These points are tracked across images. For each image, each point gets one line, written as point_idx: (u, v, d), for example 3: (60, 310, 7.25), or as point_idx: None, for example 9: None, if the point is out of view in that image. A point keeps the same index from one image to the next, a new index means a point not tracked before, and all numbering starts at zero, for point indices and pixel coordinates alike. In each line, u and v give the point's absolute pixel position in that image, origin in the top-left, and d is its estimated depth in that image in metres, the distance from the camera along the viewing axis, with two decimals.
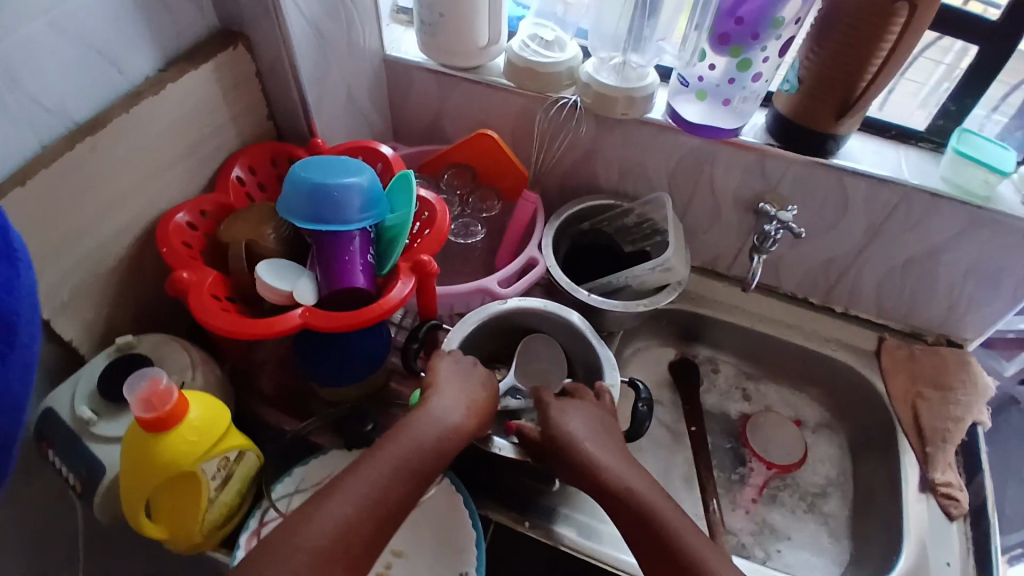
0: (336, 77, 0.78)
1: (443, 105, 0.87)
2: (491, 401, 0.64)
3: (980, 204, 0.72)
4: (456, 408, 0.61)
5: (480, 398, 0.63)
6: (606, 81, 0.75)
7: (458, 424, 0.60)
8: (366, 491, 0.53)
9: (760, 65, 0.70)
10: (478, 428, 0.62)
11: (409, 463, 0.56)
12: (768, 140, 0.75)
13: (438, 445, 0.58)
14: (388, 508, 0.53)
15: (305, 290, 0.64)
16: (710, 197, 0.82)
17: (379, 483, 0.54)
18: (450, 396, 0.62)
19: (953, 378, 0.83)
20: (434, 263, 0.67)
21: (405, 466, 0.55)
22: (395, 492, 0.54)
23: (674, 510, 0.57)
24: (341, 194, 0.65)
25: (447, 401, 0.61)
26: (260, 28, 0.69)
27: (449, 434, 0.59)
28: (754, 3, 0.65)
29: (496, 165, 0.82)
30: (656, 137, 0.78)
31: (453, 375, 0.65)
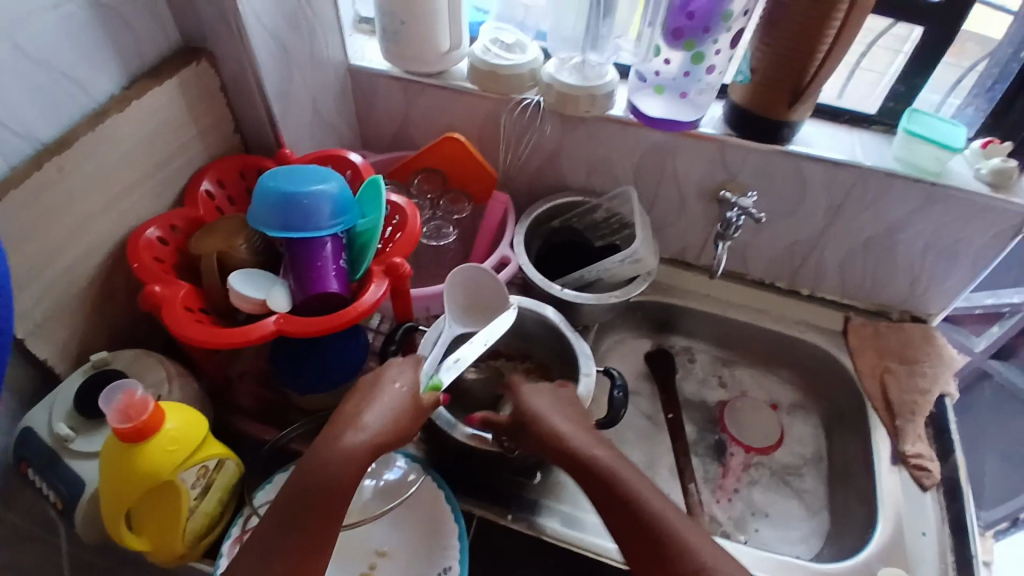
0: (301, 88, 0.79)
1: (409, 112, 0.88)
2: (407, 406, 0.59)
3: (932, 180, 0.75)
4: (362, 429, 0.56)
5: (392, 407, 0.58)
6: (567, 81, 0.77)
7: (358, 447, 0.55)
8: (269, 544, 0.53)
9: (713, 58, 0.72)
10: (392, 439, 0.57)
11: (301, 505, 0.53)
12: (727, 130, 0.78)
13: (333, 477, 0.54)
14: (293, 561, 0.52)
15: (279, 298, 0.65)
16: (674, 190, 0.84)
17: (280, 535, 0.53)
18: (371, 416, 0.57)
19: (919, 352, 0.86)
20: (406, 265, 0.68)
21: (298, 509, 0.53)
22: (297, 541, 0.53)
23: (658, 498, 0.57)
24: (310, 202, 0.66)
25: (360, 426, 0.56)
26: (223, 42, 0.69)
27: (346, 461, 0.54)
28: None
29: (464, 169, 0.84)
30: (619, 133, 0.80)
31: (368, 387, 0.60)
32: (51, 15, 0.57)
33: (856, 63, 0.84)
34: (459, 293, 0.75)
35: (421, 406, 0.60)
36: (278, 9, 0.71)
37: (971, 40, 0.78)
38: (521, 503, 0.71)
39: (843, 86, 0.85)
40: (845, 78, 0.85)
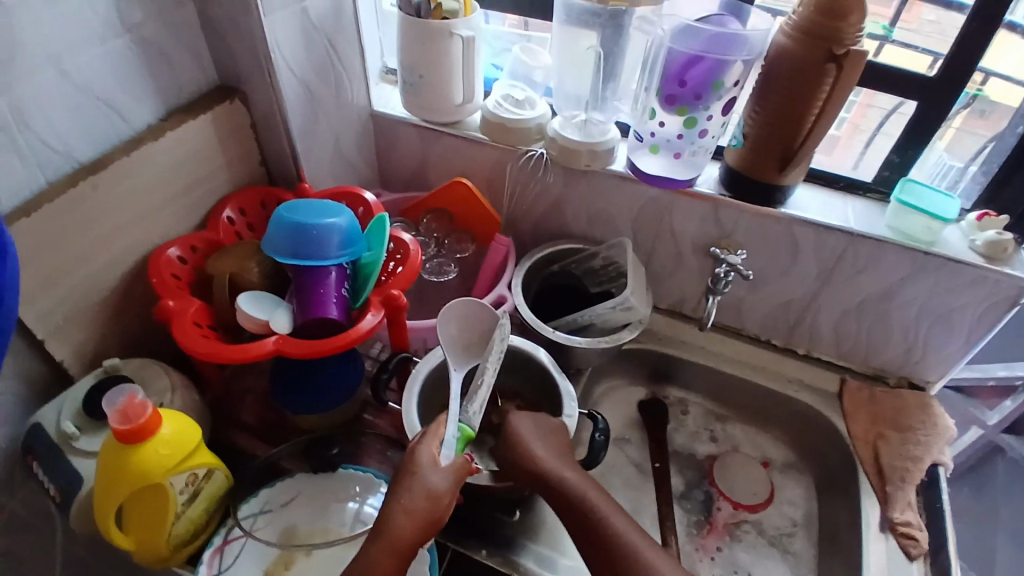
0: (325, 128, 0.85)
1: (425, 156, 0.93)
2: (433, 502, 0.59)
3: (924, 248, 0.76)
4: (388, 530, 0.58)
5: (415, 505, 0.59)
6: (569, 136, 0.82)
7: (383, 554, 0.57)
8: None
9: (706, 123, 0.76)
10: (420, 538, 0.58)
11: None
12: (722, 190, 0.81)
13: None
14: None
15: (281, 320, 0.69)
16: (671, 242, 0.87)
17: None
18: (397, 515, 0.58)
19: (914, 419, 0.86)
20: (403, 297, 0.73)
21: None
22: None
23: (637, 534, 0.62)
24: (320, 233, 0.71)
25: (392, 527, 0.58)
26: (254, 84, 0.76)
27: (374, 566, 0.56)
28: (696, 69, 0.72)
29: (470, 211, 0.88)
30: (618, 187, 0.84)
31: (400, 479, 0.61)
32: (99, 50, 0.64)
33: (875, 131, 0.85)
34: (452, 325, 0.75)
35: (453, 489, 0.61)
36: (308, 58, 0.78)
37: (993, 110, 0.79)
38: (496, 537, 0.72)
39: (859, 156, 0.87)
40: (862, 148, 0.87)
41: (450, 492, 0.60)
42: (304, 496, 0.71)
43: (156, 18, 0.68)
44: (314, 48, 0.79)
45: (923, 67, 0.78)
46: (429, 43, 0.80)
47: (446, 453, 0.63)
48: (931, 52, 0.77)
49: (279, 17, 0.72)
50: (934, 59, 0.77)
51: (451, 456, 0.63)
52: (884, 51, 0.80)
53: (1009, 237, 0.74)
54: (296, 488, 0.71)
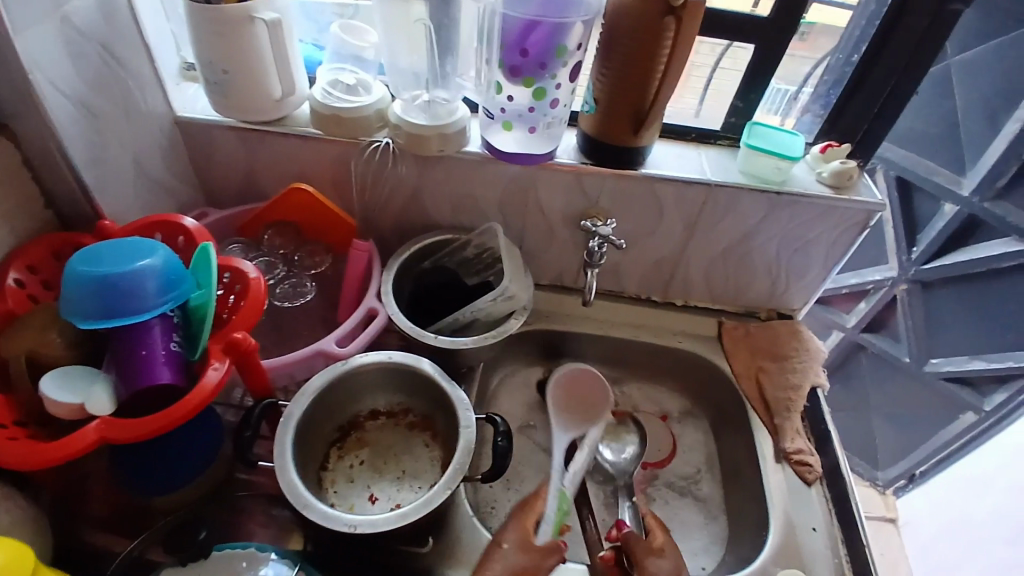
0: (119, 151, 0.70)
1: (253, 163, 0.81)
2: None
3: (775, 189, 0.78)
4: None
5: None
6: (415, 121, 0.74)
7: None
8: None
9: (555, 92, 0.71)
10: None
11: None
12: (581, 158, 0.77)
13: None
14: None
15: (101, 400, 0.57)
16: (540, 218, 0.83)
17: None
18: None
19: (788, 347, 0.90)
20: (251, 338, 0.63)
21: None
22: None
23: None
24: (129, 284, 0.59)
25: None
26: (16, 115, 0.61)
27: None
28: (536, 35, 0.66)
29: (320, 217, 0.79)
30: (475, 168, 0.78)
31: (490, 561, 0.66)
32: None
33: (710, 75, 0.84)
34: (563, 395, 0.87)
35: (540, 568, 0.65)
36: (79, 72, 0.63)
37: (817, 30, 0.80)
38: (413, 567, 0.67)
39: (700, 103, 0.87)
40: (700, 95, 0.86)
41: (533, 570, 0.65)
42: None
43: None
44: (84, 58, 0.64)
45: (747, 6, 0.78)
46: (232, 37, 0.67)
47: (542, 531, 0.69)
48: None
49: (32, 29, 0.57)
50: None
51: (548, 531, 0.69)
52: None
53: (852, 164, 0.78)
54: None
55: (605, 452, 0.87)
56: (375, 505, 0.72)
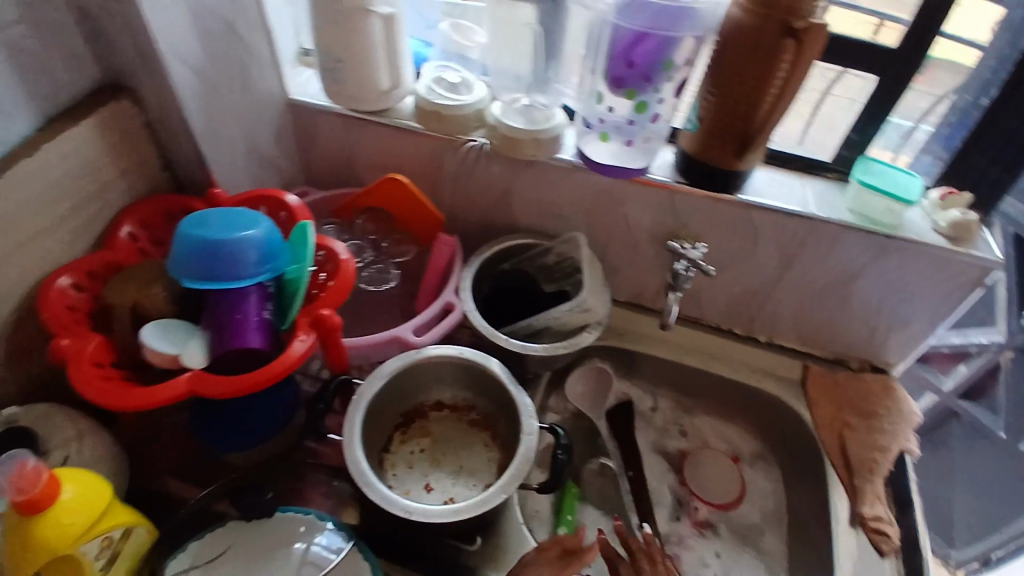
0: (235, 128, 0.75)
1: (354, 150, 0.84)
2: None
3: (886, 232, 0.73)
4: None
5: None
6: (512, 123, 0.74)
7: None
8: None
9: (658, 107, 0.70)
10: None
11: None
12: (677, 177, 0.76)
13: None
14: None
15: (195, 353, 0.61)
16: (627, 233, 0.81)
17: None
18: None
19: (878, 404, 0.83)
20: (337, 317, 0.65)
21: None
22: None
23: None
24: (232, 250, 0.63)
25: None
26: (145, 81, 0.65)
27: None
28: (646, 47, 0.65)
29: (407, 212, 0.80)
30: (566, 176, 0.77)
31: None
32: None
33: (818, 105, 0.82)
34: (580, 388, 0.89)
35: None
36: (205, 49, 0.67)
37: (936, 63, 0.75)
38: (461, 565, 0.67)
39: (805, 128, 0.83)
40: (806, 120, 0.83)
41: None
42: (238, 546, 0.63)
43: (16, 14, 0.57)
44: (210, 35, 0.67)
45: (867, 33, 0.74)
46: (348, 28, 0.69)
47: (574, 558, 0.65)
48: (878, 14, 0.73)
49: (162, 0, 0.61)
50: (873, 26, 0.74)
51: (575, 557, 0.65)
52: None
53: (973, 217, 0.71)
54: (229, 536, 0.64)
55: (659, 481, 0.86)
56: (429, 495, 0.73)
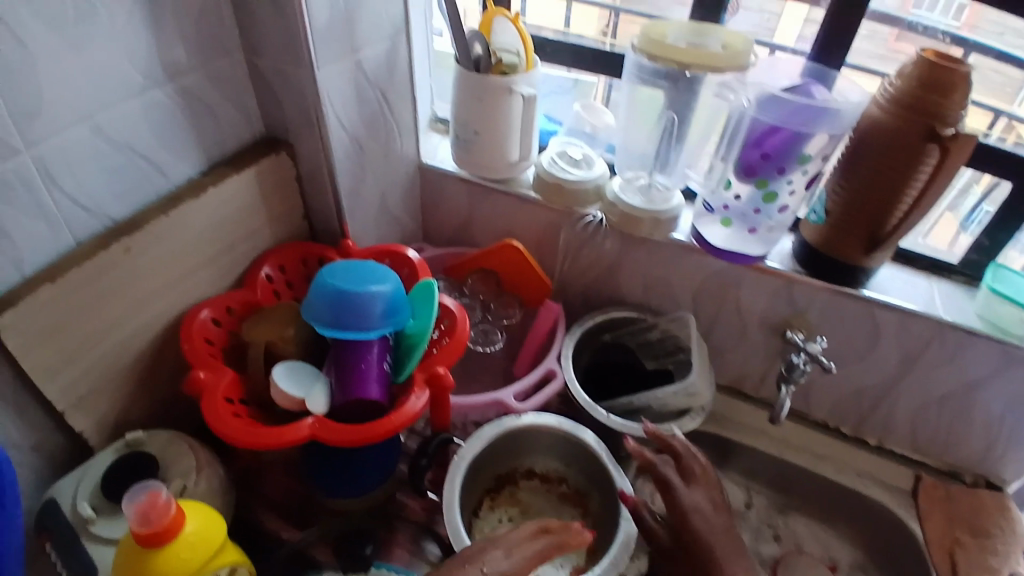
0: (371, 186, 0.80)
1: (472, 213, 0.88)
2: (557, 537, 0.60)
3: (1016, 341, 0.69)
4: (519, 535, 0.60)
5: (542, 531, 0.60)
6: (631, 202, 0.76)
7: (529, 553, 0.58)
8: None
9: (787, 198, 0.70)
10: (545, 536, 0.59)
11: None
12: (796, 267, 0.75)
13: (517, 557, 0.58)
14: None
15: (319, 399, 0.64)
16: (736, 317, 0.81)
17: None
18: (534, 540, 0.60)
19: (995, 526, 0.78)
20: (451, 377, 0.67)
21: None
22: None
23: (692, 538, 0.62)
24: (362, 302, 0.66)
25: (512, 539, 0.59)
26: (302, 138, 0.71)
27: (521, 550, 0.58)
28: (784, 140, 0.66)
29: (520, 277, 0.83)
30: (680, 256, 0.78)
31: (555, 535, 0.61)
32: (137, 99, 0.59)
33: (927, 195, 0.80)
34: None
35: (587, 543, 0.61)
36: (359, 113, 0.73)
37: None
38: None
39: None
40: None
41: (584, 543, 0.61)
42: None
43: (201, 71, 0.63)
44: (365, 101, 0.73)
45: (982, 126, 0.76)
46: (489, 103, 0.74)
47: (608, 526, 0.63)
48: (986, 107, 0.75)
49: (333, 68, 0.67)
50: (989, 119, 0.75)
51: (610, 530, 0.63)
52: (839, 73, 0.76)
53: None
54: None
55: None
56: None
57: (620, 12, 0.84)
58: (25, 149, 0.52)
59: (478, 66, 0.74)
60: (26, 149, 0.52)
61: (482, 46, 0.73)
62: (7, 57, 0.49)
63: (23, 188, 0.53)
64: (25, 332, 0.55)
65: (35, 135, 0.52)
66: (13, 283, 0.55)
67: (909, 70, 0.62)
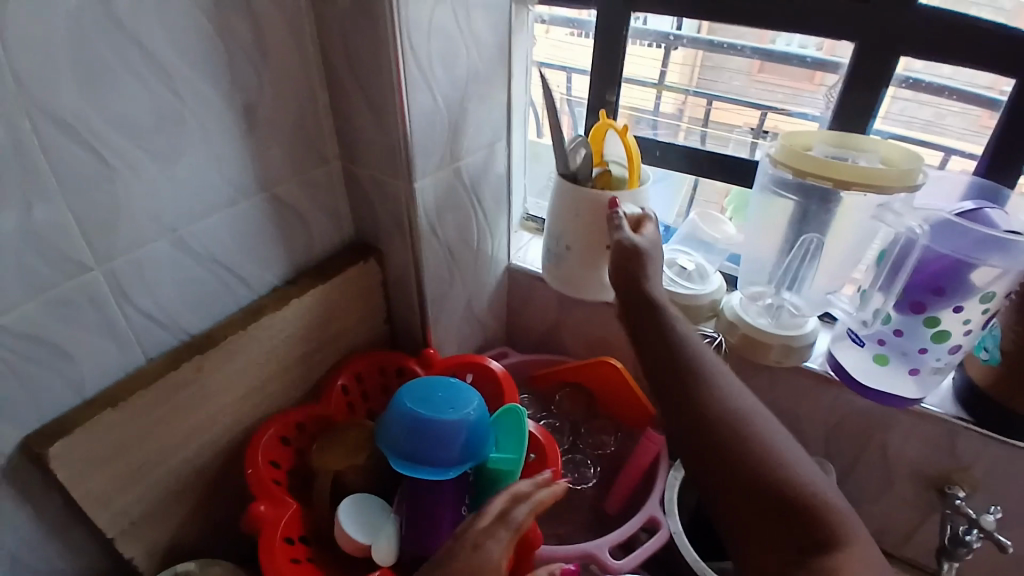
0: (459, 292, 0.73)
1: (562, 319, 0.80)
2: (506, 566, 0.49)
3: None
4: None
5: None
6: (759, 323, 0.65)
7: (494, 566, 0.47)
8: None
9: (962, 338, 0.60)
10: None
11: None
12: (960, 412, 0.62)
13: None
14: None
15: (386, 548, 0.56)
16: (877, 460, 0.68)
17: None
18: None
19: None
20: (538, 530, 0.57)
21: None
22: None
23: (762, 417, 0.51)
24: (444, 435, 0.57)
25: None
26: (392, 244, 0.66)
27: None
28: (963, 274, 0.56)
29: (619, 399, 0.74)
30: (811, 389, 0.67)
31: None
32: (225, 210, 0.55)
33: None
34: None
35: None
36: (453, 218, 0.67)
37: None
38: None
39: None
40: None
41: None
42: None
43: (292, 177, 0.59)
44: (461, 206, 0.68)
45: None
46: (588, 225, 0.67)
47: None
48: None
49: (431, 178, 0.62)
50: None
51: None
52: (951, 162, 0.68)
53: None
54: None
55: None
56: None
57: (710, 99, 0.78)
58: (98, 265, 0.48)
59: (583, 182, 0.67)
60: (100, 266, 0.48)
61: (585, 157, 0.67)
62: (92, 174, 0.45)
63: (95, 307, 0.49)
64: (80, 465, 0.49)
65: (112, 252, 0.48)
66: (71, 407, 0.50)
67: None
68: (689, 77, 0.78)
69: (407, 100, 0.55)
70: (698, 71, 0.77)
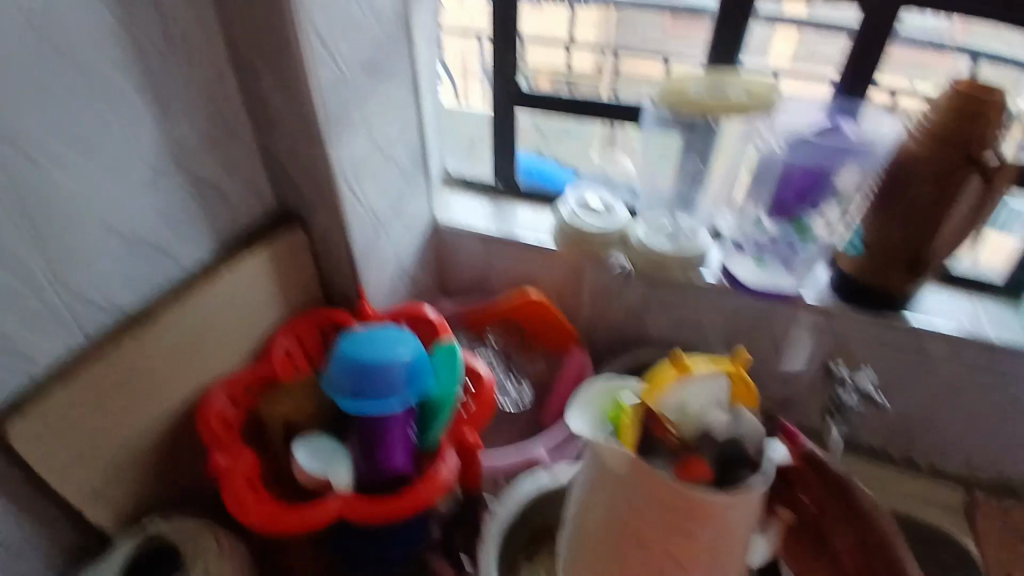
0: (384, 248, 0.77)
1: (489, 262, 0.86)
2: None
3: None
4: None
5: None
6: (658, 246, 0.74)
7: None
8: None
9: (822, 235, 0.72)
10: None
11: None
12: (834, 301, 0.72)
13: None
14: None
15: (342, 475, 0.62)
16: (773, 350, 0.78)
17: None
18: None
19: None
20: (476, 438, 0.68)
21: None
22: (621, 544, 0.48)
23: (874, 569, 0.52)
24: (385, 370, 0.63)
25: None
26: (318, 212, 0.69)
27: None
28: (814, 179, 0.69)
29: (543, 326, 0.82)
30: (707, 298, 0.76)
31: None
32: (148, 191, 0.57)
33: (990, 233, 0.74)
34: None
35: None
36: (371, 180, 0.71)
37: None
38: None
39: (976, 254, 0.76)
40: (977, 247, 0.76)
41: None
42: None
43: (208, 155, 0.62)
44: (376, 168, 0.72)
45: None
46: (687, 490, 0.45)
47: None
48: None
49: (347, 143, 0.66)
50: None
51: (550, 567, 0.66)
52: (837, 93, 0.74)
53: None
54: None
55: None
56: None
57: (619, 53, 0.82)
58: (29, 251, 0.50)
59: (738, 459, 0.46)
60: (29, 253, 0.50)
61: (717, 454, 0.46)
62: (14, 171, 0.47)
63: (31, 294, 0.51)
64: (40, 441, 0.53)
65: (41, 239, 0.50)
66: (23, 389, 0.53)
67: (941, 103, 0.59)
68: (603, 34, 0.82)
69: (310, 69, 0.58)
70: (610, 27, 0.81)
